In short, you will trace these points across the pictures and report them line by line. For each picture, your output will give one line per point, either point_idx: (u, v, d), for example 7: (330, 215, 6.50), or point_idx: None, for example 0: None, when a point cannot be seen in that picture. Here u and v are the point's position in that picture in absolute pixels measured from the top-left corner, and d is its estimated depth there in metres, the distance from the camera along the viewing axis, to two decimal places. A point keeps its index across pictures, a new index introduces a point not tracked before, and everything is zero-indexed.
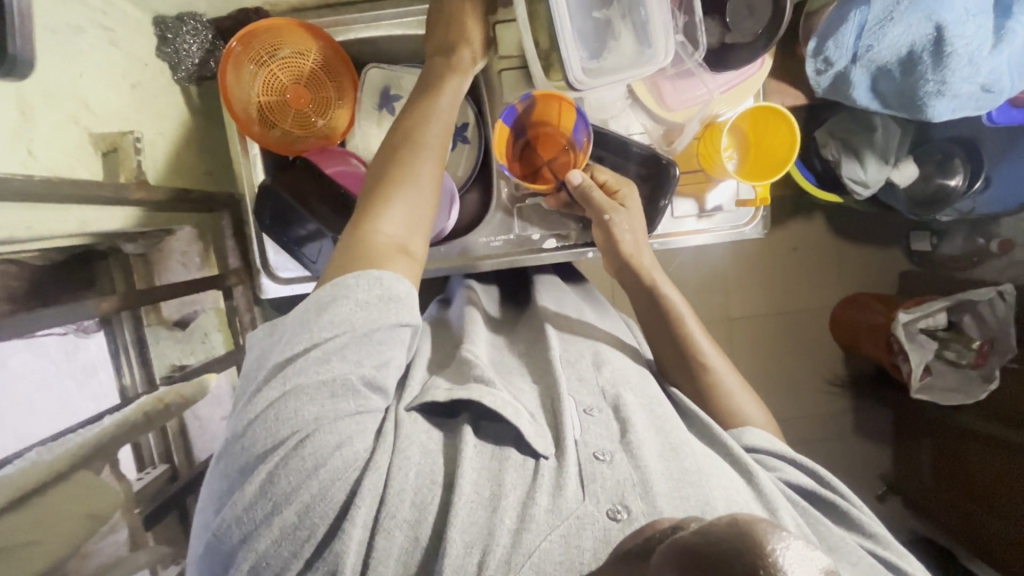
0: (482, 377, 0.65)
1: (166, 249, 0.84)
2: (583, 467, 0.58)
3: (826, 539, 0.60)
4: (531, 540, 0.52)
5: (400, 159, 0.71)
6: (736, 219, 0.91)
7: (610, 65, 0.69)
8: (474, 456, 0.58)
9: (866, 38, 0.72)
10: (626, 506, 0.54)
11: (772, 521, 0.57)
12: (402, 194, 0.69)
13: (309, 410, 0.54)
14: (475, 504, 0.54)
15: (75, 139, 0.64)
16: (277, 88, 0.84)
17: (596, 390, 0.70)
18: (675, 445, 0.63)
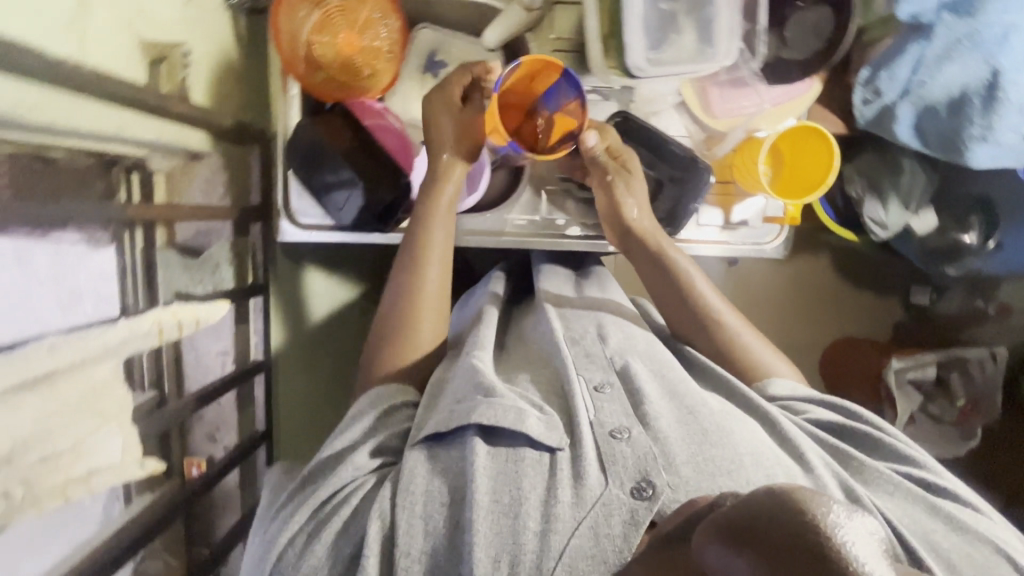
0: (493, 392, 0.64)
1: (191, 174, 0.81)
2: (602, 446, 0.61)
3: (861, 474, 0.64)
4: (559, 542, 0.53)
5: (409, 269, 0.77)
6: (760, 235, 0.91)
7: (671, 56, 0.68)
8: (488, 463, 0.59)
9: (920, 72, 0.75)
10: (649, 482, 0.57)
11: (802, 467, 0.62)
12: (412, 305, 0.76)
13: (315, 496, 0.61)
14: (497, 514, 0.55)
15: (125, 42, 0.62)
16: (330, 31, 0.82)
17: (605, 365, 0.71)
18: (692, 407, 0.66)
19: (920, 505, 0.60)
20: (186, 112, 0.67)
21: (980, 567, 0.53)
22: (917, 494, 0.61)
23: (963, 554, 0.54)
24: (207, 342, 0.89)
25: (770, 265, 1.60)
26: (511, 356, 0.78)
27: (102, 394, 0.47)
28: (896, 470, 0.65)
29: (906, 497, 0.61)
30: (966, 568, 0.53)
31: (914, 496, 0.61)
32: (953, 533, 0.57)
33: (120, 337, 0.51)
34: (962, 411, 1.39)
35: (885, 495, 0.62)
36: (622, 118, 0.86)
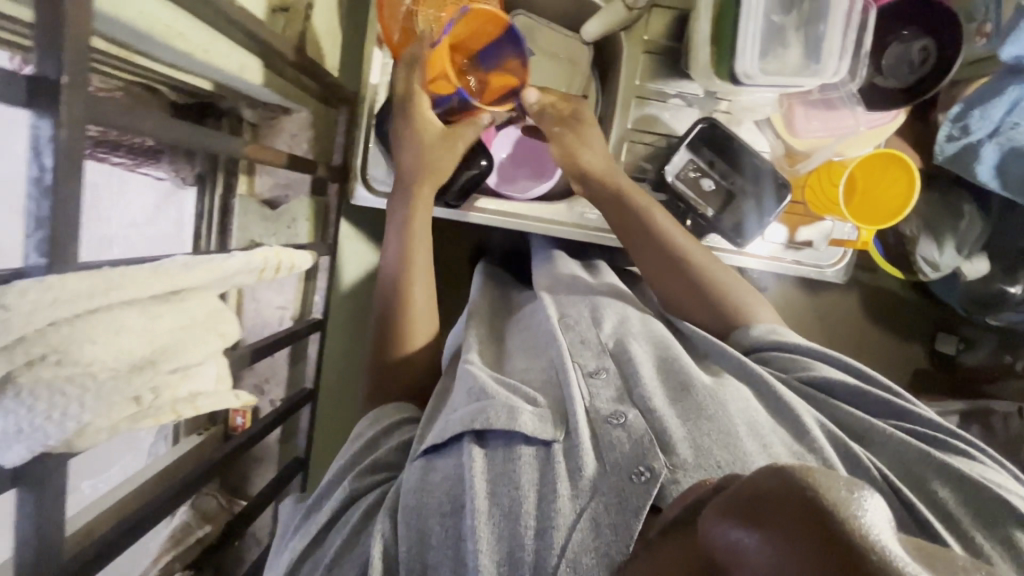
0: (483, 394, 0.65)
1: (278, 125, 0.85)
2: (598, 432, 0.62)
3: (853, 428, 0.64)
4: (561, 537, 0.53)
5: (398, 305, 0.81)
6: (825, 257, 0.92)
7: (777, 67, 0.69)
8: (484, 466, 0.59)
9: (1015, 116, 0.75)
10: (648, 466, 0.57)
11: (797, 433, 0.62)
12: (400, 336, 0.80)
13: (336, 499, 0.64)
14: (499, 517, 0.55)
15: None
16: (436, 4, 0.83)
17: (600, 350, 0.72)
18: (684, 383, 0.68)
19: (914, 453, 0.60)
20: (300, 63, 0.69)
21: (980, 515, 0.54)
22: (908, 444, 0.60)
23: (961, 504, 0.55)
24: (269, 296, 0.90)
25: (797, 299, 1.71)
26: (526, 345, 0.78)
27: (222, 317, 0.46)
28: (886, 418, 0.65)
29: (898, 446, 0.61)
30: (968, 524, 0.54)
31: (908, 445, 0.61)
32: (949, 482, 0.57)
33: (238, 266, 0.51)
34: None
35: (880, 450, 0.62)
36: (708, 125, 0.87)
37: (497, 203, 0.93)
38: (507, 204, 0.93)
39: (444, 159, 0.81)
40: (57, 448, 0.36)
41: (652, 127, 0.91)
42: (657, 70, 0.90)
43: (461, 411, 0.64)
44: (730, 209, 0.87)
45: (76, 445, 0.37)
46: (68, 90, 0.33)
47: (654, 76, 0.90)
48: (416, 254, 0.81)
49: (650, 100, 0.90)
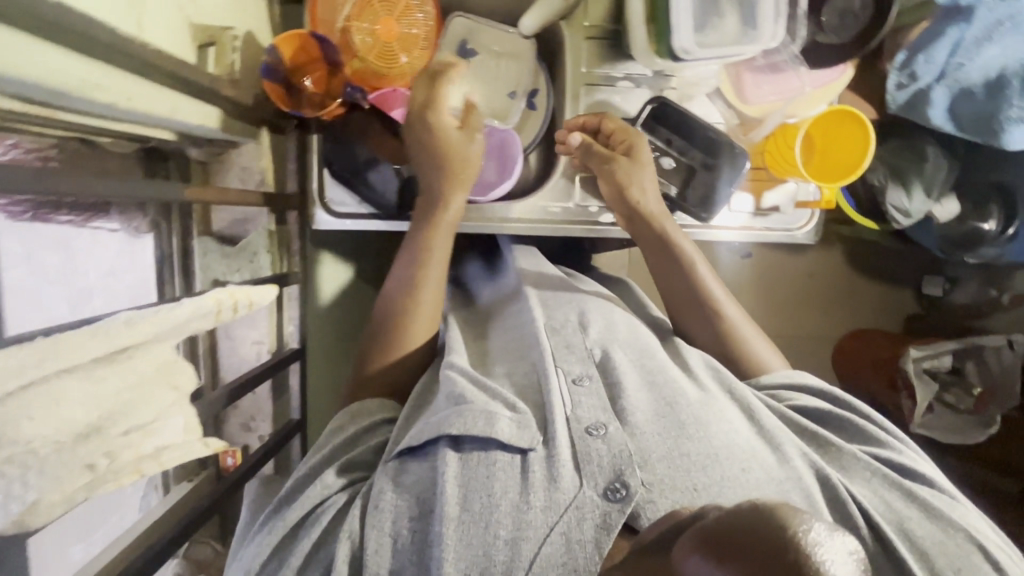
0: (463, 400, 0.65)
1: (227, 161, 0.84)
2: (577, 446, 0.63)
3: (840, 459, 0.69)
4: (530, 551, 0.56)
5: (400, 300, 0.78)
6: (792, 220, 0.92)
7: (715, 39, 0.69)
8: (457, 472, 0.61)
9: (958, 56, 0.76)
10: (624, 483, 0.60)
11: (778, 455, 0.66)
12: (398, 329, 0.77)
13: (307, 498, 0.62)
14: (468, 524, 0.57)
15: (177, 26, 0.62)
16: (370, 16, 0.82)
17: (585, 356, 0.73)
18: (670, 398, 0.70)
19: (896, 491, 0.65)
20: (234, 97, 0.67)
21: (952, 556, 0.59)
22: (891, 479, 0.66)
23: (935, 543, 0.61)
24: (243, 331, 0.89)
25: (784, 261, 1.73)
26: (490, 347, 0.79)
27: (175, 367, 0.46)
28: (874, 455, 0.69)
29: (882, 483, 0.66)
30: (940, 560, 0.59)
31: (890, 482, 0.66)
32: (927, 521, 0.62)
33: (188, 313, 0.50)
34: (978, 399, 1.46)
35: (864, 482, 0.66)
36: (658, 105, 0.87)
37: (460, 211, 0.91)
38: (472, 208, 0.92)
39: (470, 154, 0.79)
40: (11, 533, 0.35)
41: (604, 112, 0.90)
42: (602, 55, 0.89)
43: (440, 416, 0.64)
44: (691, 186, 0.88)
45: (32, 524, 0.36)
46: None
47: (601, 61, 0.89)
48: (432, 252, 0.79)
49: (599, 85, 0.90)
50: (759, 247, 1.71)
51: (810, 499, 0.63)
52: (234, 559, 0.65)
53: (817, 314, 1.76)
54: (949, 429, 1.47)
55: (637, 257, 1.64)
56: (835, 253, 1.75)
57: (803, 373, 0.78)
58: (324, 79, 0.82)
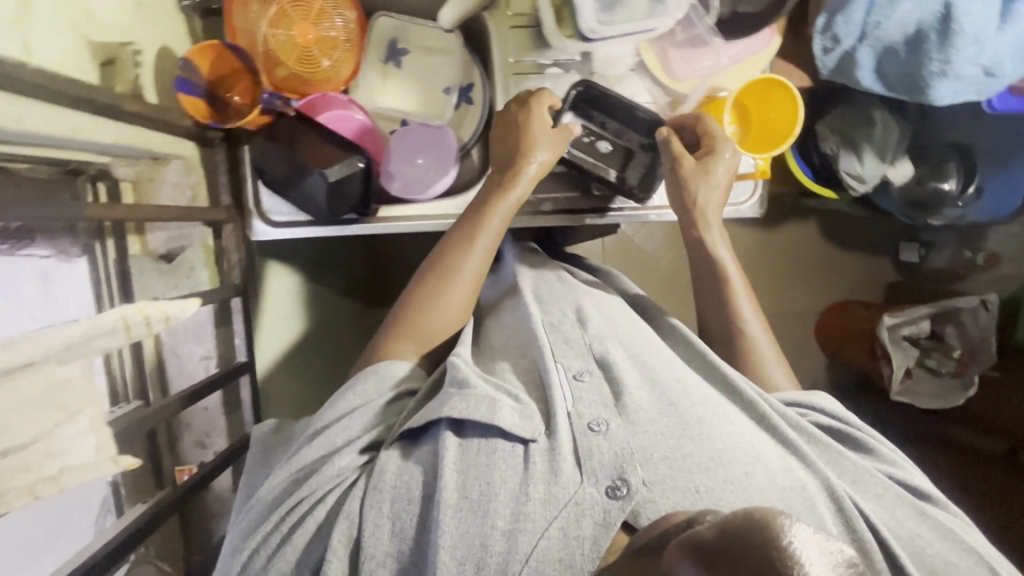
0: (466, 384, 0.68)
1: (158, 179, 0.82)
2: (578, 440, 0.65)
3: (849, 472, 0.70)
4: (527, 543, 0.57)
5: (437, 282, 0.79)
6: (736, 196, 0.90)
7: (625, 17, 0.68)
8: (457, 457, 0.63)
9: (874, 15, 0.75)
10: (624, 482, 0.61)
11: (785, 461, 0.67)
12: (435, 309, 0.78)
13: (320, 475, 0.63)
14: (464, 510, 0.58)
15: (72, 44, 0.61)
16: (286, 23, 0.83)
17: (584, 351, 0.75)
18: (674, 398, 0.71)
19: (908, 509, 0.67)
20: (142, 112, 0.67)
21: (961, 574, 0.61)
22: (900, 496, 0.68)
23: (944, 557, 0.63)
24: (190, 348, 0.89)
25: (757, 239, 1.71)
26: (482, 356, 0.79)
27: (65, 389, 0.47)
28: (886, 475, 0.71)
29: (893, 497, 0.68)
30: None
31: (903, 500, 0.68)
32: (938, 538, 0.65)
33: (79, 335, 0.50)
34: (958, 362, 1.44)
35: (874, 496, 0.68)
36: (583, 88, 0.85)
37: (403, 210, 0.91)
38: (415, 208, 0.92)
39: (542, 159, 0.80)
40: None
41: None
42: (529, 43, 0.88)
43: (440, 400, 0.67)
44: (631, 166, 0.87)
45: None
46: None
47: (528, 49, 0.89)
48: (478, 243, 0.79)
49: (529, 75, 0.89)
50: (732, 226, 1.69)
51: (812, 505, 0.63)
52: (233, 527, 0.69)
53: (797, 290, 1.73)
54: (926, 394, 1.46)
55: (609, 246, 1.63)
56: (810, 226, 1.72)
57: (820, 393, 0.79)
58: (249, 89, 0.81)
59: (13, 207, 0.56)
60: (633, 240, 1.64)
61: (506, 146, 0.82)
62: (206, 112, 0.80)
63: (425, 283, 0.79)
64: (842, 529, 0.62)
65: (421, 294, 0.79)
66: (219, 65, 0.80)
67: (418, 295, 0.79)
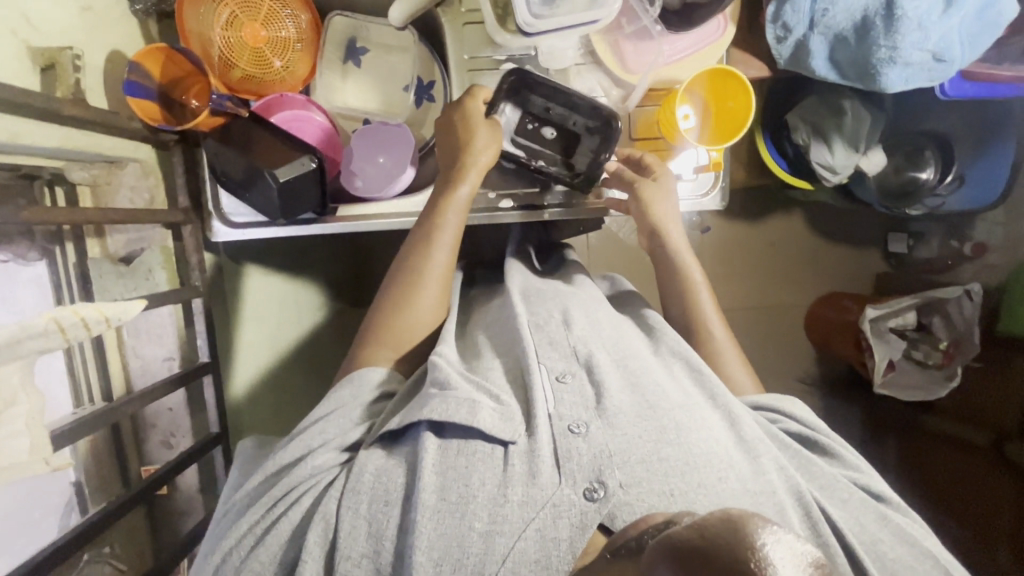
0: (447, 385, 0.68)
1: (115, 182, 0.82)
2: (558, 443, 0.63)
3: (817, 478, 0.69)
4: (505, 545, 0.56)
5: (404, 289, 0.79)
6: (697, 189, 0.90)
7: (564, 10, 0.67)
8: (437, 457, 0.63)
9: (821, 2, 0.75)
10: (602, 485, 0.60)
11: (753, 463, 0.65)
12: (407, 311, 0.78)
13: (300, 471, 0.64)
14: (442, 511, 0.58)
15: (10, 50, 0.62)
16: (236, 25, 0.84)
17: (568, 353, 0.74)
18: (653, 399, 0.69)
19: (873, 515, 0.66)
20: (85, 115, 0.67)
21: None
22: (866, 503, 0.67)
23: (905, 564, 0.62)
24: (153, 349, 0.89)
25: (743, 232, 1.69)
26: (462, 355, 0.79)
27: None
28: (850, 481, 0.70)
29: (860, 503, 0.67)
30: None
31: (869, 507, 0.67)
32: (900, 545, 0.64)
33: (6, 336, 0.51)
34: (945, 354, 1.43)
35: (840, 501, 0.67)
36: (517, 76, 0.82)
37: (363, 208, 0.90)
38: (380, 205, 0.91)
39: (483, 151, 0.81)
40: None
41: None
42: (484, 39, 0.88)
43: (421, 402, 0.67)
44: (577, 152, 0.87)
45: None
46: None
47: (483, 45, 0.88)
48: (437, 242, 0.80)
49: (484, 70, 0.89)
50: (718, 221, 1.68)
51: (783, 510, 0.62)
52: (213, 532, 0.69)
53: (785, 283, 1.71)
54: (909, 386, 1.45)
55: (594, 242, 1.63)
56: (797, 219, 1.69)
57: (787, 397, 0.78)
58: (202, 91, 0.82)
59: None
60: (618, 236, 1.63)
61: (450, 144, 0.82)
62: (155, 113, 0.80)
63: (396, 288, 0.80)
64: (808, 533, 0.61)
65: (392, 299, 0.79)
66: (168, 69, 0.81)
67: (390, 300, 0.79)
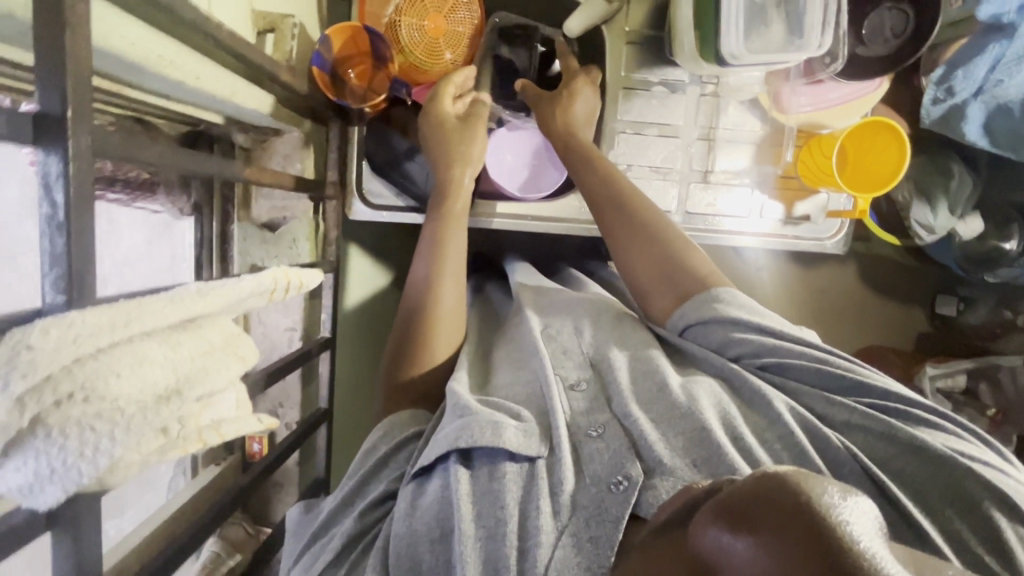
0: (467, 411, 0.62)
1: (271, 148, 0.83)
2: (578, 445, 0.60)
3: (828, 416, 0.61)
4: (544, 557, 0.50)
5: (420, 333, 0.76)
6: (824, 230, 0.94)
7: (761, 45, 0.70)
8: (469, 486, 0.56)
9: (997, 73, 0.81)
10: (626, 474, 0.55)
11: (772, 426, 0.60)
12: (423, 350, 0.76)
13: (349, 522, 0.59)
14: (481, 537, 0.53)
15: (243, 13, 0.65)
16: (418, 11, 0.84)
17: (581, 360, 0.70)
18: (661, 384, 0.65)
19: (888, 436, 0.57)
20: (289, 82, 0.68)
21: (956, 500, 0.53)
22: (883, 425, 0.58)
23: (937, 487, 0.54)
24: (275, 317, 0.89)
25: (799, 276, 1.71)
26: (505, 368, 0.73)
27: (241, 341, 0.45)
28: (842, 393, 0.63)
29: (877, 431, 0.58)
30: (946, 509, 0.53)
31: (873, 422, 0.58)
32: (931, 468, 0.54)
33: (252, 288, 0.49)
34: (992, 420, 1.42)
35: (855, 435, 0.59)
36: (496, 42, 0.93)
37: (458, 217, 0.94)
38: (527, 207, 0.94)
39: (472, 152, 0.82)
40: (89, 487, 0.35)
41: (643, 117, 0.91)
42: (641, 59, 0.90)
43: (448, 429, 0.61)
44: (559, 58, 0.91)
45: (110, 480, 0.36)
46: (73, 123, 0.33)
47: (638, 66, 0.91)
48: (447, 280, 0.78)
49: (637, 90, 0.91)
50: (776, 261, 1.68)
51: (799, 454, 0.57)
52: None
53: (831, 332, 1.72)
54: None
55: None
56: (849, 269, 1.70)
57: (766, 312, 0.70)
58: (367, 73, 0.85)
59: (213, 168, 0.53)
60: None
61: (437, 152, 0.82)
62: (331, 88, 0.81)
63: (408, 325, 0.77)
64: None
65: (407, 336, 0.77)
66: (342, 47, 0.81)
67: (405, 335, 0.77)
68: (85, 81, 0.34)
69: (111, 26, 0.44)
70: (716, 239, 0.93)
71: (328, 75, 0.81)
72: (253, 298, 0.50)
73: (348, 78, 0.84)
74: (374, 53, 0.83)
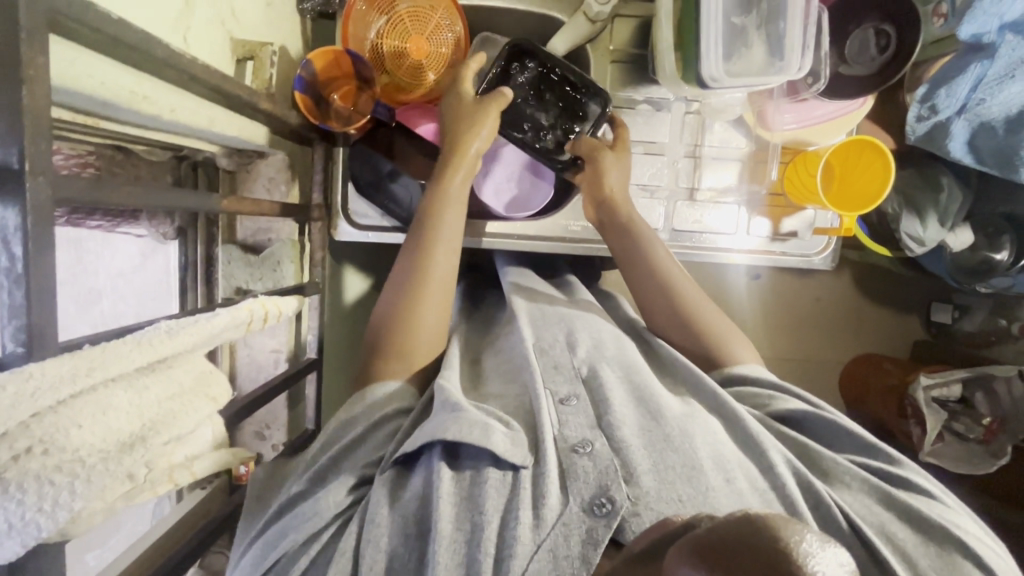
0: (459, 407, 0.61)
1: (255, 171, 0.83)
2: (566, 465, 0.58)
3: (820, 467, 0.63)
4: (517, 569, 0.50)
5: (408, 303, 0.73)
6: (811, 246, 0.94)
7: (741, 67, 0.70)
8: (450, 497, 0.56)
9: (980, 91, 0.82)
10: (610, 499, 0.55)
11: (764, 474, 0.60)
12: (412, 319, 0.72)
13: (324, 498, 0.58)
14: (457, 543, 0.52)
15: (220, 41, 0.65)
16: (399, 34, 0.85)
17: (573, 375, 0.68)
18: (656, 412, 0.64)
19: (878, 497, 0.59)
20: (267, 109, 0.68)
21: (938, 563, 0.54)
22: (872, 485, 0.60)
23: (918, 546, 0.55)
24: (260, 339, 0.89)
25: (793, 285, 1.69)
26: (489, 382, 0.72)
27: (212, 380, 0.45)
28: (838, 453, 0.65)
29: (867, 490, 0.60)
30: (925, 564, 0.54)
31: (870, 487, 0.60)
32: (916, 530, 0.56)
33: (225, 324, 0.48)
34: (987, 429, 1.37)
35: (844, 487, 0.60)
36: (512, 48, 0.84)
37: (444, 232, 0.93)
38: (514, 225, 0.93)
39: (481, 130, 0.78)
40: (52, 538, 0.35)
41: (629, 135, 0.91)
42: (626, 79, 0.91)
43: (435, 419, 0.60)
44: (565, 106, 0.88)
45: (72, 530, 0.36)
46: (30, 177, 0.33)
47: (624, 84, 0.91)
48: (439, 248, 0.75)
49: (622, 108, 0.91)
50: (770, 269, 1.67)
51: (791, 504, 0.57)
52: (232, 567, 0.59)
53: (825, 341, 1.71)
54: (953, 459, 1.38)
55: None
56: (844, 277, 1.69)
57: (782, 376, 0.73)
58: (351, 93, 0.84)
59: (191, 201, 0.53)
60: None
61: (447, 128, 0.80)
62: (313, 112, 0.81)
63: (397, 291, 0.74)
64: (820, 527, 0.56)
65: (396, 303, 0.74)
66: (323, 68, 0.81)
67: (393, 302, 0.74)
68: (44, 134, 0.34)
69: (79, 68, 0.44)
70: (705, 255, 0.93)
71: (311, 97, 0.81)
72: (232, 332, 0.50)
73: (333, 100, 0.84)
74: (356, 73, 0.82)
